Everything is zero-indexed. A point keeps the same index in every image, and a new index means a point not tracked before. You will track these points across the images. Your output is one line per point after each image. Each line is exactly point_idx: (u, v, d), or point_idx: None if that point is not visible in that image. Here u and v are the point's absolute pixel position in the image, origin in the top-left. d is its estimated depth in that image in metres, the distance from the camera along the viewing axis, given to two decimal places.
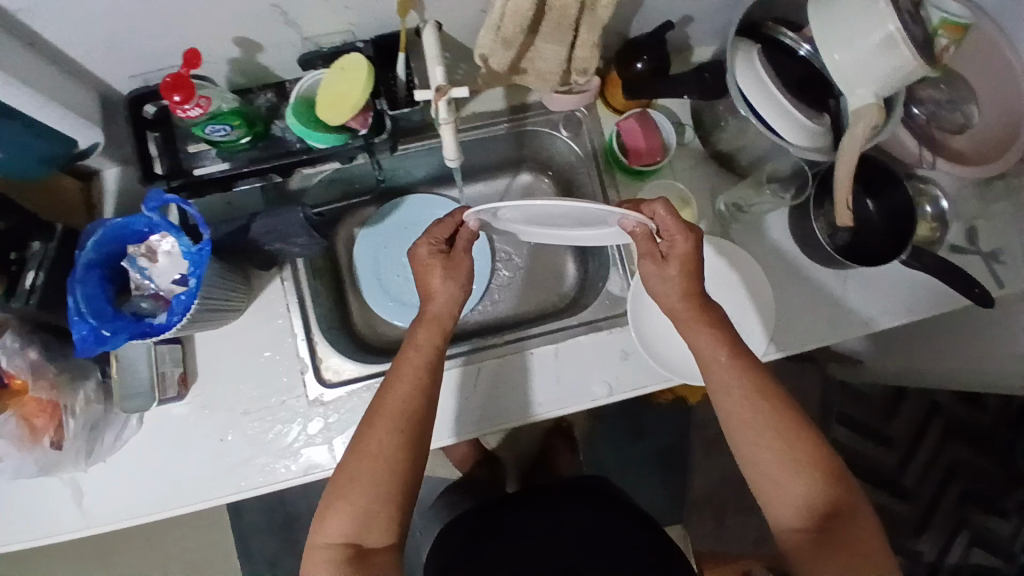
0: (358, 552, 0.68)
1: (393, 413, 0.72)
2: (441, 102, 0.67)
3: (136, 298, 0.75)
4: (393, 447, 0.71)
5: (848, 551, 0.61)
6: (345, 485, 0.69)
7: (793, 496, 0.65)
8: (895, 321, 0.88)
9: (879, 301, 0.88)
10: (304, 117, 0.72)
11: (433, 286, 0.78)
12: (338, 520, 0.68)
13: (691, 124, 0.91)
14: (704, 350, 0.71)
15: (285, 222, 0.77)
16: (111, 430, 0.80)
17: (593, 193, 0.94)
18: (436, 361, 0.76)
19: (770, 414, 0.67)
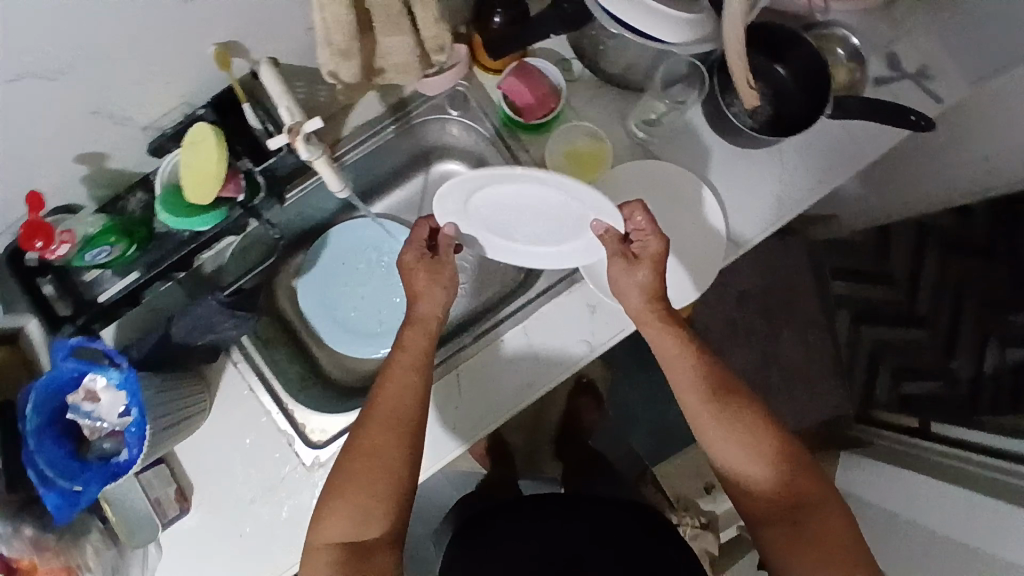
0: (352, 552, 0.67)
1: (388, 415, 0.72)
2: (299, 142, 0.64)
3: (98, 441, 0.76)
4: (390, 450, 0.71)
5: (816, 543, 0.64)
6: (345, 484, 0.70)
7: (768, 489, 0.69)
8: (843, 175, 0.86)
9: (819, 161, 0.86)
10: (174, 206, 0.68)
11: (417, 290, 0.80)
12: (337, 520, 0.68)
13: (576, 56, 0.86)
14: (669, 352, 0.75)
15: (202, 313, 0.75)
16: (136, 563, 0.81)
17: (506, 161, 0.90)
18: (426, 358, 0.77)
19: (734, 413, 0.71)
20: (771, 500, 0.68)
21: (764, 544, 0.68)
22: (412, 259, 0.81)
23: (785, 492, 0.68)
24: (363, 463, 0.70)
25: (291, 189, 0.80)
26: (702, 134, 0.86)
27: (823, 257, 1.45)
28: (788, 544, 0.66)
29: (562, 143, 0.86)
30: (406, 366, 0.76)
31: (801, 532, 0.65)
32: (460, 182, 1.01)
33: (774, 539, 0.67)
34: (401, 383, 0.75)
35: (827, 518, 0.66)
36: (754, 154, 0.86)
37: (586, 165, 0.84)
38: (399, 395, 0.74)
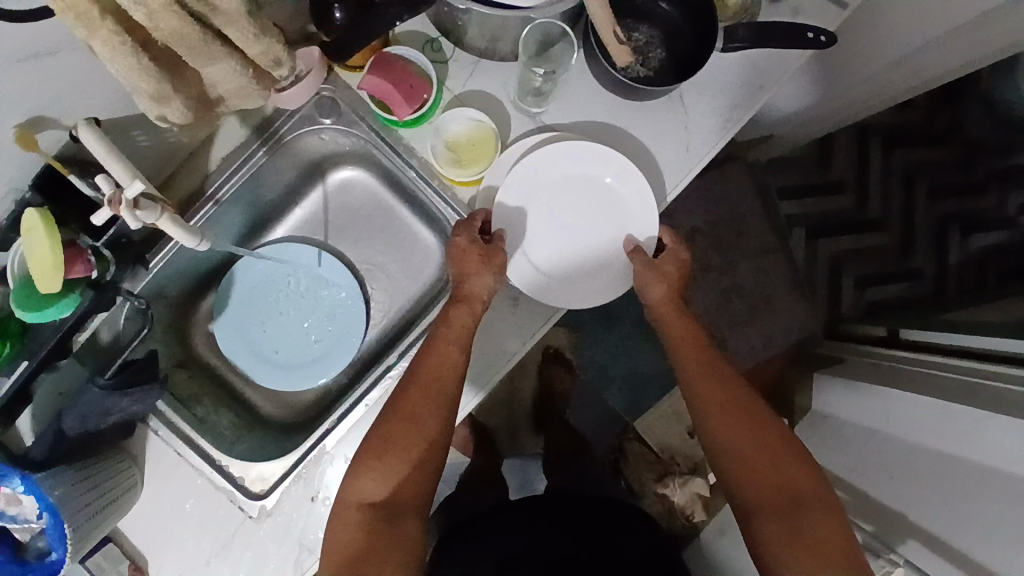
0: (378, 512, 0.71)
1: (431, 384, 0.74)
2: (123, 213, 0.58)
3: (32, 539, 0.71)
4: (429, 423, 0.73)
5: (813, 538, 0.67)
6: (381, 447, 0.72)
7: (767, 474, 0.72)
8: (752, 109, 0.79)
9: (724, 99, 0.79)
10: (29, 299, 0.63)
11: (477, 273, 0.75)
12: (372, 481, 0.71)
13: (441, 34, 0.78)
14: (685, 342, 0.80)
15: (86, 402, 0.73)
16: None
17: (393, 163, 0.83)
18: (469, 334, 0.75)
19: (746, 415, 0.76)
20: (769, 498, 0.71)
21: (757, 537, 0.70)
22: (463, 241, 0.76)
23: (789, 486, 0.71)
24: (403, 428, 0.72)
25: (154, 256, 0.76)
26: (595, 96, 0.79)
27: (770, 177, 1.39)
28: (784, 535, 0.68)
29: (443, 135, 0.79)
30: (448, 339, 0.75)
31: (799, 529, 0.68)
32: (361, 188, 0.95)
33: (771, 532, 0.68)
34: (449, 359, 0.74)
35: (824, 515, 0.69)
36: (654, 106, 0.79)
37: (473, 156, 0.78)
38: (445, 369, 0.74)
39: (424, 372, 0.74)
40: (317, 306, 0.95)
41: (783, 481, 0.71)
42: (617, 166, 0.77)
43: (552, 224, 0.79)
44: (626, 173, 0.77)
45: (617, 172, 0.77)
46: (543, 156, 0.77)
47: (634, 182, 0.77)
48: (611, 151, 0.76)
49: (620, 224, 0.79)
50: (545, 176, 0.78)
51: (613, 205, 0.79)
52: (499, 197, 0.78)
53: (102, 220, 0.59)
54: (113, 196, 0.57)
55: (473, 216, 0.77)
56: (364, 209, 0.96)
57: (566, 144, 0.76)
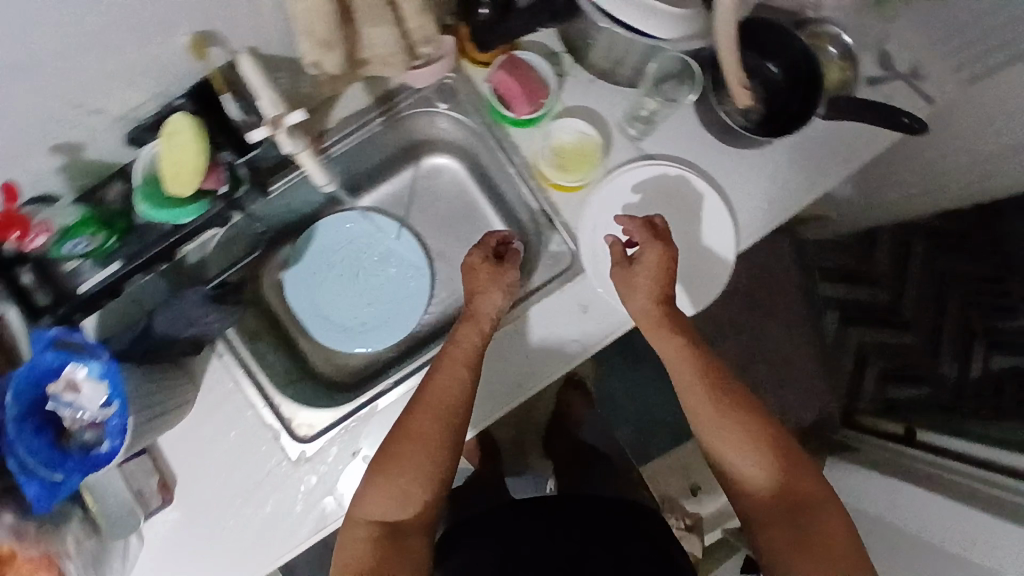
0: (388, 531, 0.72)
1: (436, 407, 0.75)
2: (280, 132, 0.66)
3: (77, 433, 0.73)
4: (435, 442, 0.74)
5: (816, 545, 0.67)
6: (387, 467, 0.73)
7: (770, 484, 0.71)
8: (838, 176, 0.84)
9: (814, 162, 0.83)
10: (154, 196, 0.68)
11: (481, 296, 0.81)
12: (378, 499, 0.72)
13: (565, 51, 0.84)
14: (674, 352, 0.76)
15: (178, 307, 0.76)
16: (116, 554, 0.81)
17: (495, 156, 0.88)
18: (477, 358, 0.79)
19: (738, 422, 0.73)
20: (769, 509, 0.71)
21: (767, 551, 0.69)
22: (477, 260, 0.83)
23: (785, 493, 0.71)
24: (410, 447, 0.73)
25: (274, 183, 0.80)
26: (694, 131, 0.83)
27: (814, 256, 1.45)
28: (789, 548, 0.68)
29: (551, 140, 0.84)
30: (454, 363, 0.78)
31: (801, 537, 0.68)
32: (450, 175, 1.00)
33: (777, 546, 0.69)
34: (456, 378, 0.77)
35: (822, 519, 0.69)
36: (748, 153, 0.83)
37: (577, 163, 0.83)
38: (450, 390, 0.76)
39: (430, 394, 0.76)
40: (389, 279, 0.98)
41: (779, 491, 0.71)
42: (706, 201, 0.83)
43: None
44: (713, 206, 0.83)
45: (704, 205, 0.83)
46: (642, 176, 0.83)
47: (721, 217, 0.82)
48: (704, 185, 0.82)
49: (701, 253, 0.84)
50: (635, 192, 0.84)
51: (696, 232, 0.84)
52: (588, 207, 0.84)
53: (259, 140, 0.66)
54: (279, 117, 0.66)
55: (489, 238, 0.85)
56: (445, 195, 1.01)
57: (663, 169, 0.83)
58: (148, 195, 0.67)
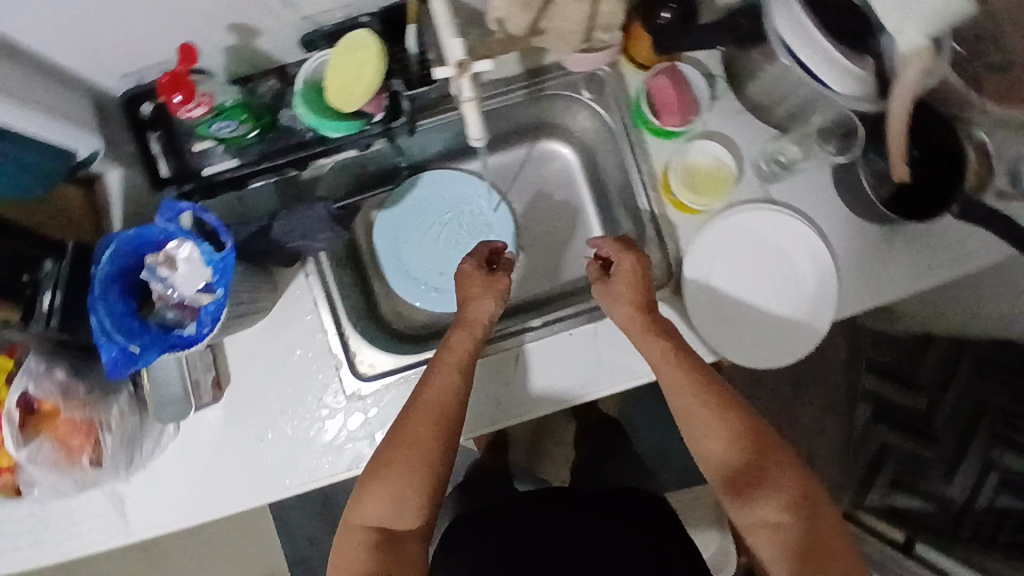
0: (388, 537, 0.68)
1: (429, 408, 0.73)
2: (464, 79, 0.63)
3: (161, 309, 0.71)
4: (431, 445, 0.71)
5: (805, 554, 0.61)
6: (382, 470, 0.70)
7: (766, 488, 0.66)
8: (944, 275, 0.84)
9: (927, 257, 0.84)
10: (315, 105, 0.68)
11: (471, 305, 0.81)
12: (372, 503, 0.68)
13: (723, 74, 0.85)
14: (660, 357, 0.75)
15: (302, 219, 0.76)
16: (149, 438, 0.79)
17: (624, 160, 0.89)
18: (470, 361, 0.78)
19: (724, 422, 0.70)
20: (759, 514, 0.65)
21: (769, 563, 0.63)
22: (469, 267, 0.84)
23: (775, 497, 0.65)
24: (404, 449, 0.70)
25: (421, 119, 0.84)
26: (823, 190, 0.84)
27: (865, 346, 1.46)
28: (779, 558, 0.62)
29: (688, 159, 0.85)
30: (448, 367, 0.76)
31: (790, 544, 0.62)
32: (564, 165, 1.01)
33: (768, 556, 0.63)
34: (449, 382, 0.75)
35: (812, 525, 0.63)
36: (866, 226, 0.84)
37: (710, 185, 0.85)
38: (444, 394, 0.74)
39: (423, 397, 0.74)
40: (478, 248, 0.98)
41: (769, 494, 0.65)
42: (820, 262, 0.83)
43: (740, 278, 0.85)
44: (825, 269, 0.82)
45: (817, 266, 0.83)
46: (764, 219, 0.84)
47: (829, 281, 0.82)
48: (822, 244, 0.82)
49: (802, 310, 0.83)
50: (753, 233, 0.84)
51: (802, 289, 0.83)
52: (704, 235, 0.84)
53: (439, 78, 0.63)
54: (464, 63, 0.63)
55: (480, 249, 0.86)
56: (553, 182, 1.01)
57: (787, 219, 0.83)
58: (309, 102, 0.67)
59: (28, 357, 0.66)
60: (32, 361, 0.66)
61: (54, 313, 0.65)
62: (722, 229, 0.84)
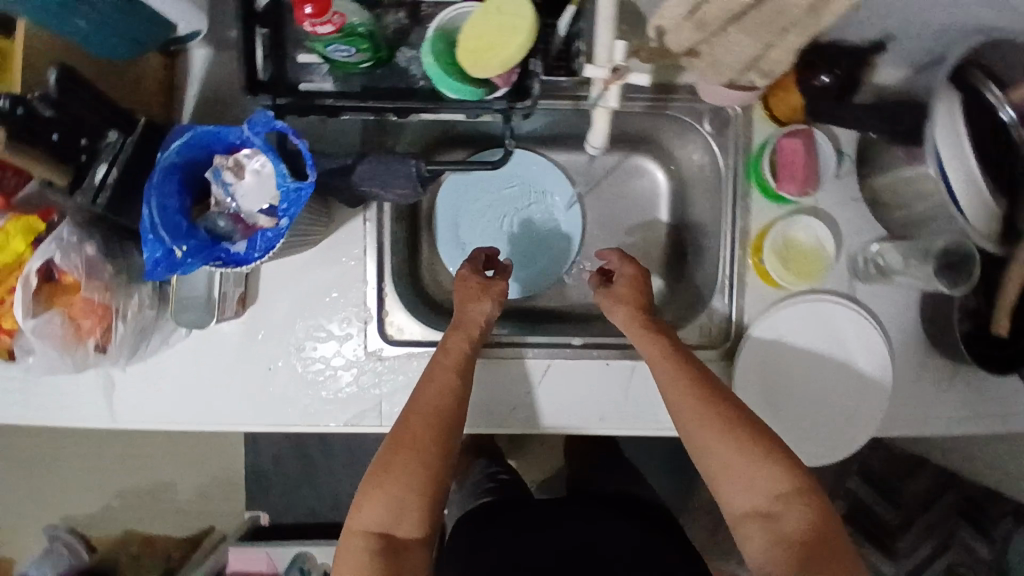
0: (390, 545, 0.65)
1: (426, 413, 0.70)
2: (616, 85, 0.59)
3: (214, 215, 0.66)
4: (431, 449, 0.68)
5: (797, 546, 0.59)
6: (381, 475, 0.66)
7: (755, 482, 0.64)
8: (976, 423, 0.87)
9: (964, 401, 0.87)
10: (443, 58, 0.62)
11: (467, 305, 0.78)
12: (372, 508, 0.65)
13: (851, 155, 0.82)
14: (655, 352, 0.73)
15: (396, 169, 0.68)
16: (159, 334, 0.75)
17: (724, 209, 0.84)
18: (466, 363, 0.74)
19: (722, 408, 0.68)
20: (751, 501, 0.64)
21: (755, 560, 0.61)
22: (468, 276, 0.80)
23: (769, 485, 0.63)
24: (404, 455, 0.67)
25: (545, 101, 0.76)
26: (899, 301, 0.86)
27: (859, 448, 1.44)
28: (767, 546, 0.61)
29: (788, 229, 0.82)
30: (447, 367, 0.73)
31: (780, 533, 0.61)
32: (654, 186, 0.97)
33: (755, 545, 0.62)
34: (444, 381, 0.73)
35: (803, 515, 0.61)
36: (921, 345, 0.87)
37: (800, 270, 0.81)
38: (438, 396, 0.71)
39: (417, 402, 0.71)
40: (541, 242, 0.95)
41: (762, 483, 0.63)
42: (879, 368, 0.82)
43: (797, 364, 0.83)
44: (878, 382, 0.83)
45: (871, 377, 0.83)
46: (837, 313, 0.82)
47: (878, 394, 0.82)
48: (883, 350, 0.82)
49: (846, 414, 0.83)
50: (822, 325, 0.83)
51: (851, 395, 0.83)
52: (781, 311, 0.82)
53: (587, 77, 0.60)
54: (621, 69, 0.58)
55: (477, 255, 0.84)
56: (636, 200, 0.97)
57: (859, 317, 0.82)
58: (434, 45, 0.62)
59: (62, 225, 0.62)
60: (65, 231, 0.62)
61: (106, 189, 0.60)
62: (795, 311, 0.83)
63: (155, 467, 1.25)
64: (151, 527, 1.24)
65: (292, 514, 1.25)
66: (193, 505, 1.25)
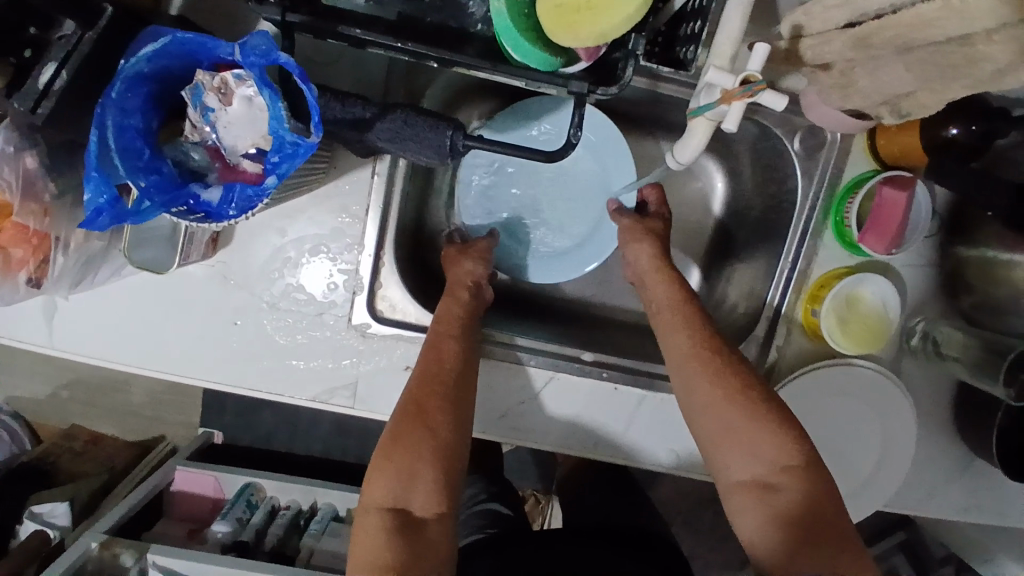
0: (407, 521, 0.57)
1: (426, 377, 0.63)
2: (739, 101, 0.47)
3: (188, 144, 0.53)
4: (439, 417, 0.61)
5: (805, 522, 0.55)
6: (387, 446, 0.59)
7: (760, 450, 0.58)
8: (982, 519, 0.82)
9: (976, 494, 0.81)
10: (517, 8, 0.50)
11: (461, 264, 0.73)
12: (383, 478, 0.58)
13: (943, 219, 0.73)
14: (665, 312, 0.68)
15: (422, 134, 0.54)
16: (109, 265, 0.64)
17: (786, 244, 0.74)
18: (464, 322, 0.68)
19: (726, 371, 0.62)
20: (751, 472, 0.59)
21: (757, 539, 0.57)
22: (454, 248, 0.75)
23: (773, 455, 0.58)
24: (410, 424, 0.60)
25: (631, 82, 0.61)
26: (942, 381, 0.79)
27: None
28: (767, 522, 0.56)
29: (855, 286, 0.71)
30: (441, 332, 0.66)
31: (780, 507, 0.56)
32: (709, 192, 0.86)
33: (750, 521, 0.57)
34: (446, 349, 0.65)
35: (804, 489, 0.57)
36: (948, 430, 0.80)
37: (862, 338, 0.71)
38: (443, 362, 0.64)
39: (418, 368, 0.64)
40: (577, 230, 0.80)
41: (764, 452, 0.58)
42: (903, 445, 0.76)
43: (820, 428, 0.76)
44: (895, 458, 0.77)
45: (889, 453, 0.76)
46: (870, 380, 0.75)
47: (893, 472, 0.77)
48: (912, 428, 0.76)
49: (854, 487, 0.77)
50: (855, 392, 0.75)
51: (863, 470, 0.77)
52: (813, 372, 0.74)
53: (706, 80, 0.48)
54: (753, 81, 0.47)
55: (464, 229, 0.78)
56: (685, 202, 0.87)
57: (892, 390, 0.75)
58: None
59: None
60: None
61: (51, 97, 0.47)
62: (832, 370, 0.75)
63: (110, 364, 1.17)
64: (98, 424, 1.18)
65: (247, 439, 1.19)
66: (147, 409, 1.19)
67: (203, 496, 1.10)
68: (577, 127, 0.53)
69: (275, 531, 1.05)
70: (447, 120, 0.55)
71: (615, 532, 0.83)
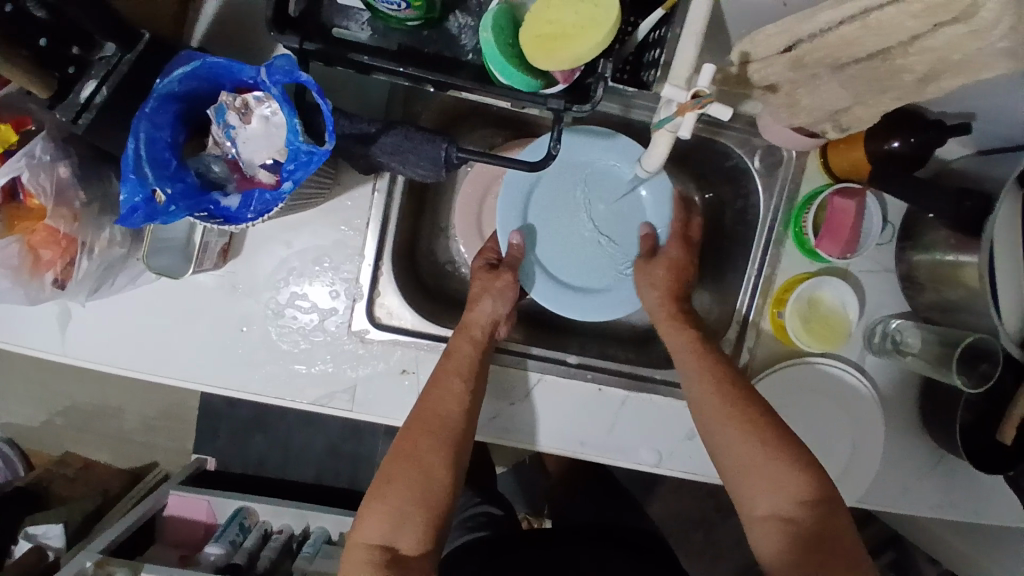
0: (394, 558, 0.61)
1: (427, 422, 0.67)
2: (690, 113, 0.53)
3: (209, 157, 0.59)
4: (432, 461, 0.65)
5: (816, 549, 0.59)
6: (379, 487, 0.64)
7: (778, 482, 0.62)
8: (959, 516, 0.84)
9: (952, 492, 0.84)
10: (502, 37, 0.57)
11: (481, 304, 0.76)
12: (372, 518, 0.63)
13: (895, 227, 0.80)
14: (695, 346, 0.73)
15: (421, 149, 0.61)
16: (125, 273, 0.68)
17: (753, 252, 0.81)
18: (474, 368, 0.71)
19: (750, 404, 0.67)
20: (774, 504, 0.63)
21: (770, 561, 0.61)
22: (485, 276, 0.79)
23: (793, 490, 0.62)
24: (402, 468, 0.65)
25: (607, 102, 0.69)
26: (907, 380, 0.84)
27: None
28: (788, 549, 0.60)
29: (815, 289, 0.78)
30: (446, 373, 0.69)
31: (799, 534, 0.60)
32: None
33: (771, 547, 0.61)
34: (450, 390, 0.68)
35: (827, 518, 0.61)
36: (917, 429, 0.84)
37: (824, 336, 0.77)
38: (446, 404, 0.68)
39: (421, 411, 0.68)
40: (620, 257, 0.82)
41: (787, 486, 0.62)
42: (871, 439, 0.81)
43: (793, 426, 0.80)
44: (863, 453, 0.81)
45: (858, 448, 0.81)
46: (834, 376, 0.81)
47: (862, 466, 0.81)
48: (879, 423, 0.81)
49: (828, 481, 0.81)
50: (823, 390, 0.80)
51: (836, 465, 0.81)
52: (784, 371, 0.80)
53: (664, 96, 0.55)
54: (702, 96, 0.53)
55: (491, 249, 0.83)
56: None
57: (857, 387, 0.81)
58: (497, 20, 0.57)
59: (35, 139, 0.57)
60: (39, 147, 0.57)
61: (90, 110, 0.53)
62: (802, 369, 0.80)
63: (106, 390, 1.20)
64: (91, 450, 1.19)
65: (240, 464, 1.20)
66: (140, 436, 1.20)
67: (195, 521, 1.10)
68: (557, 139, 0.60)
69: (267, 553, 1.05)
70: (443, 135, 0.62)
71: (609, 533, 0.86)
